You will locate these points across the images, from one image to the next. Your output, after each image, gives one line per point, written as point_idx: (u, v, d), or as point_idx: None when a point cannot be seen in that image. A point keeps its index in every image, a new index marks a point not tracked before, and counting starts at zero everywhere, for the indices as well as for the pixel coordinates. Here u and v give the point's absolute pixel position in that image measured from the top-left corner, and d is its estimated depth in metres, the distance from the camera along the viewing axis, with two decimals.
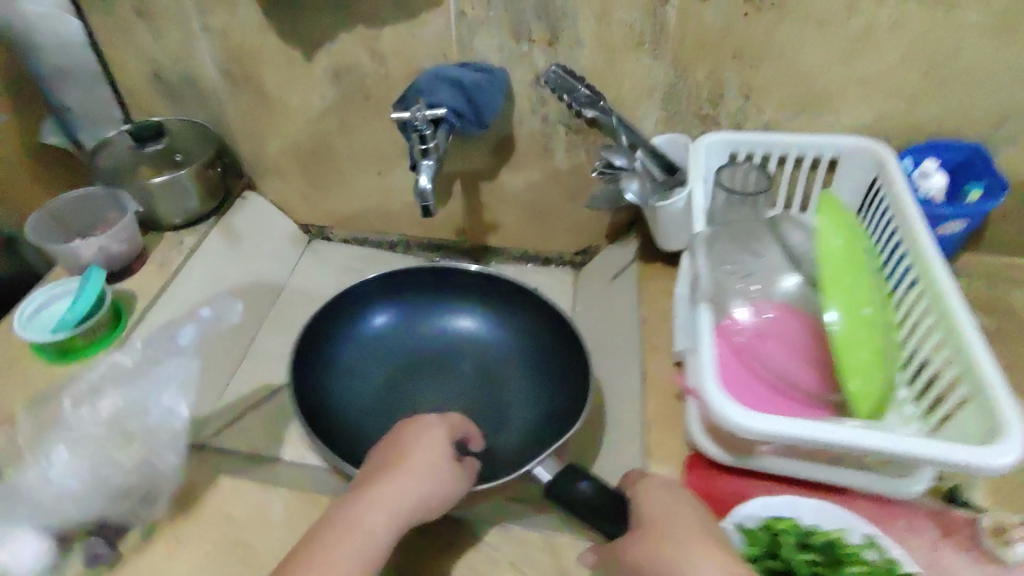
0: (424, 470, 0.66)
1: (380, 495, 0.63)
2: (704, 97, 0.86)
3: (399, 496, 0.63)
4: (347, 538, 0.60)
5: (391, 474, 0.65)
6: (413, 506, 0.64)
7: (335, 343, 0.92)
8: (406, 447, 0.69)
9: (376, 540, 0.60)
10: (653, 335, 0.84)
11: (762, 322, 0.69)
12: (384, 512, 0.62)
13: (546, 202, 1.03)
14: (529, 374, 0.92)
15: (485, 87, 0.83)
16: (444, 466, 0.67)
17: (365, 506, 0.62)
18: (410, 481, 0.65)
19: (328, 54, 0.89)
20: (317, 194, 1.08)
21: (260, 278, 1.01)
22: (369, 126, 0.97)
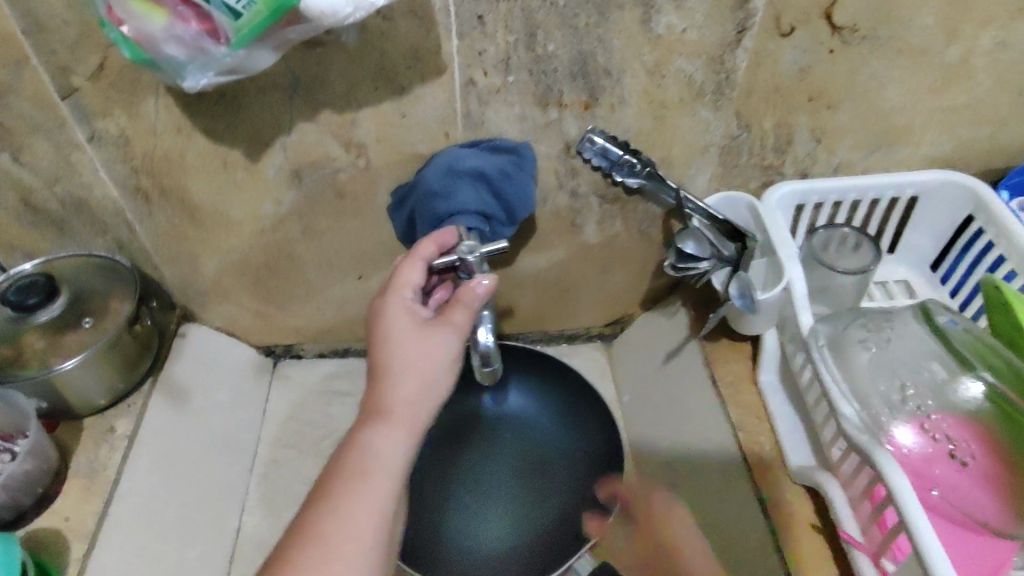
0: (416, 349, 0.52)
1: (378, 405, 0.50)
2: (767, 147, 0.70)
3: (401, 392, 0.51)
4: (367, 471, 0.47)
5: (379, 371, 0.51)
6: (419, 410, 0.51)
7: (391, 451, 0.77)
8: (381, 344, 0.53)
9: (392, 460, 0.48)
10: (757, 447, 0.68)
11: (939, 451, 0.53)
12: (390, 419, 0.50)
13: (573, 280, 0.83)
14: (572, 449, 0.80)
15: (515, 176, 0.64)
16: (428, 325, 0.53)
17: (366, 423, 0.50)
18: (402, 372, 0.51)
19: (285, 150, 0.65)
20: (275, 312, 0.82)
21: (225, 440, 0.77)
22: (342, 227, 0.73)
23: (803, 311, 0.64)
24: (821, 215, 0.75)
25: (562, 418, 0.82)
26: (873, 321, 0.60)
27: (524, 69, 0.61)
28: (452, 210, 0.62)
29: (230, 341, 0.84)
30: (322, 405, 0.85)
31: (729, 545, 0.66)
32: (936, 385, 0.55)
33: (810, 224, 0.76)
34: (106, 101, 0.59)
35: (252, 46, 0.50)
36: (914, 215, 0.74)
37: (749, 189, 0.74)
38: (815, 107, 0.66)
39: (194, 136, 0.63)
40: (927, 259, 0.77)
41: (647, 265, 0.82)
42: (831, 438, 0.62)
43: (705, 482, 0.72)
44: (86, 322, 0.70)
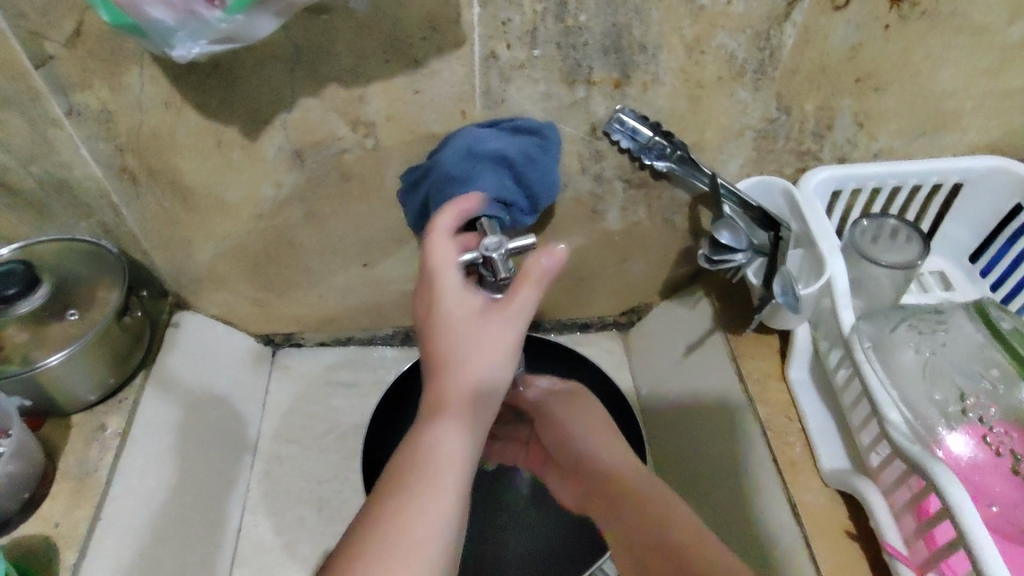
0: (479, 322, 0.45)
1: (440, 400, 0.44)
2: (807, 131, 0.65)
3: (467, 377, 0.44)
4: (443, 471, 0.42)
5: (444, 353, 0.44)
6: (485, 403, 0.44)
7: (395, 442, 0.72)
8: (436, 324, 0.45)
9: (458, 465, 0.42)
10: (788, 450, 0.64)
11: (998, 464, 0.50)
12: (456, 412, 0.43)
13: (590, 269, 0.78)
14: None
15: (540, 161, 0.59)
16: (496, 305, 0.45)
17: (435, 410, 0.43)
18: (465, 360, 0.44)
19: (286, 129, 0.59)
20: (273, 299, 0.77)
21: (221, 436, 0.73)
22: (346, 212, 0.67)
23: (845, 309, 0.60)
24: (858, 203, 0.70)
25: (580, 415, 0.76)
26: (924, 323, 0.57)
27: (551, 43, 0.55)
28: (471, 196, 0.55)
29: (224, 329, 0.79)
30: (325, 396, 0.81)
31: (758, 549, 0.63)
32: (997, 394, 0.52)
33: (845, 212, 0.72)
34: (87, 73, 0.53)
35: (252, 10, 0.44)
36: (956, 203, 0.70)
37: (783, 175, 0.69)
38: (861, 89, 0.61)
39: (185, 113, 0.57)
40: (966, 251, 0.73)
41: (669, 254, 0.77)
42: (870, 442, 0.58)
43: (730, 484, 0.68)
44: (71, 313, 0.64)
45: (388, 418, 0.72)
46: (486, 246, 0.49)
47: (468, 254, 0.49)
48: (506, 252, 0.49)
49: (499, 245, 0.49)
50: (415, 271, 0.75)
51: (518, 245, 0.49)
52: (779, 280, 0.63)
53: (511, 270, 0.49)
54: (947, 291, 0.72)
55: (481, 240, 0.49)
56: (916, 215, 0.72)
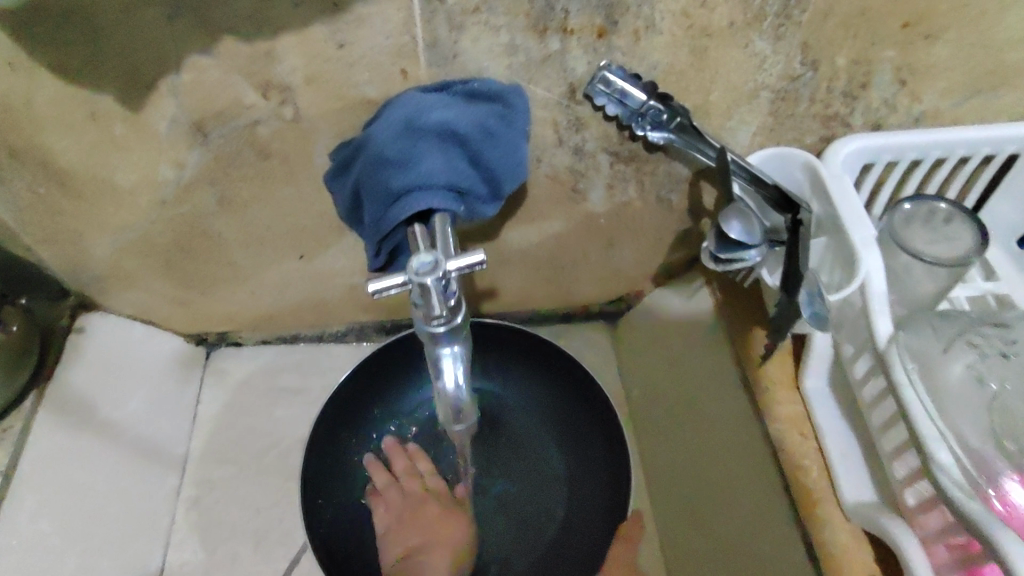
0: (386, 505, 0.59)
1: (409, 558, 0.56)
2: (836, 91, 0.52)
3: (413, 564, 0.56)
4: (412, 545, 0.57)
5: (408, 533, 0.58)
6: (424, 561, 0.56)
7: (340, 456, 0.61)
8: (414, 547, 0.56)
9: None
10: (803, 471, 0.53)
11: None
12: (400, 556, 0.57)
13: (571, 256, 0.66)
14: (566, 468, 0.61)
15: (499, 135, 0.46)
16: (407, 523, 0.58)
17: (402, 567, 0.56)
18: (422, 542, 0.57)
19: (177, 96, 0.47)
20: (196, 297, 0.65)
21: (141, 458, 0.63)
22: (269, 196, 0.55)
23: (880, 316, 0.48)
24: (891, 177, 0.58)
25: (559, 423, 0.63)
26: (986, 341, 0.47)
27: None
28: (410, 183, 0.43)
29: (145, 330, 0.67)
30: (266, 405, 0.70)
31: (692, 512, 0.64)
32: None
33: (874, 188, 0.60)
34: None
35: None
36: (1010, 178, 0.58)
37: (804, 145, 0.57)
38: (908, 37, 0.48)
39: (39, 75, 0.44)
40: (1018, 232, 0.61)
41: (665, 238, 0.65)
42: (904, 474, 0.48)
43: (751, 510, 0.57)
44: None
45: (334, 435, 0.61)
46: (414, 270, 0.36)
47: (394, 279, 0.36)
48: (446, 276, 0.36)
49: (435, 266, 0.36)
50: (364, 263, 0.63)
51: (462, 264, 0.37)
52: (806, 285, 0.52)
53: (447, 302, 0.37)
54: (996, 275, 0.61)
55: (411, 260, 0.36)
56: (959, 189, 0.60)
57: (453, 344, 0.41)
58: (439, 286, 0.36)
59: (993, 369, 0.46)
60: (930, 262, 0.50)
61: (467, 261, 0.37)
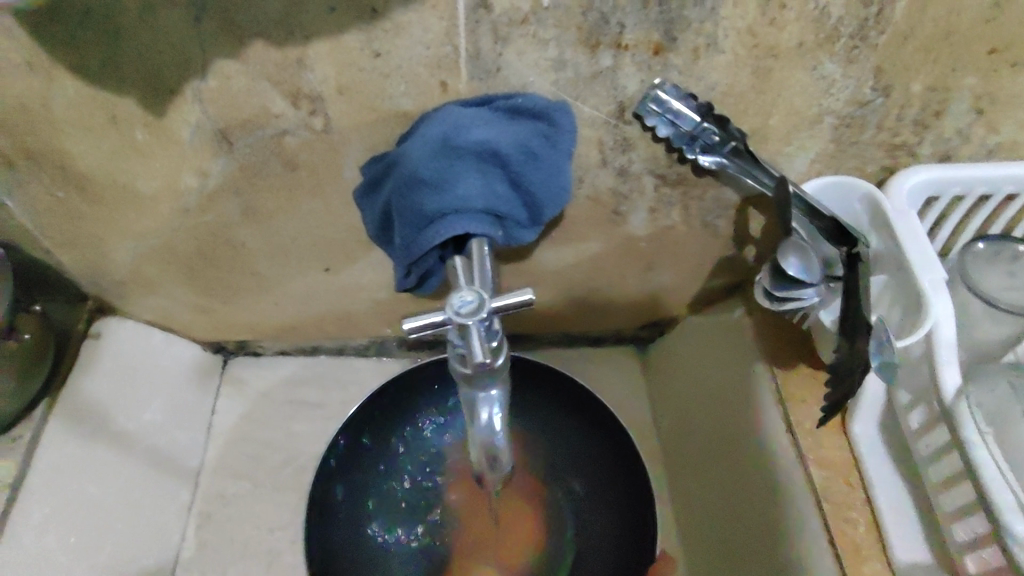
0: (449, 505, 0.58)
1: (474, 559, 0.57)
2: (907, 119, 0.48)
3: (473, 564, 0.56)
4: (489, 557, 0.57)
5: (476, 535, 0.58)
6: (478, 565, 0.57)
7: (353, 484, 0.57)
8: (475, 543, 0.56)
9: None
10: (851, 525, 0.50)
11: None
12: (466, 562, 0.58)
13: (606, 278, 0.63)
14: (594, 512, 0.57)
15: (541, 155, 0.43)
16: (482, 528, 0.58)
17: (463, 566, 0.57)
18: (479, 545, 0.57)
19: (201, 102, 0.44)
20: (217, 306, 0.63)
21: (155, 470, 0.60)
22: (295, 208, 0.52)
23: (949, 367, 0.44)
24: (958, 211, 0.54)
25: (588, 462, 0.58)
26: None
27: None
28: (444, 206, 0.40)
29: (164, 337, 0.65)
30: (284, 418, 0.67)
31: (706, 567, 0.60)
32: None
33: (938, 222, 0.56)
34: None
35: None
36: None
37: (865, 174, 0.53)
38: (993, 64, 0.44)
39: (59, 76, 0.42)
40: None
41: (707, 263, 0.61)
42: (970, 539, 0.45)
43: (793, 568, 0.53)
44: None
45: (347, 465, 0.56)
46: (455, 307, 0.33)
47: (432, 319, 0.33)
48: (487, 316, 0.34)
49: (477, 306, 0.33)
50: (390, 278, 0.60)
51: (506, 304, 0.34)
52: (872, 333, 0.46)
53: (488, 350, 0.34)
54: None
55: (451, 297, 0.33)
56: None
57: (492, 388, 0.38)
58: (481, 328, 0.34)
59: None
60: (1002, 309, 0.46)
61: (512, 302, 0.34)
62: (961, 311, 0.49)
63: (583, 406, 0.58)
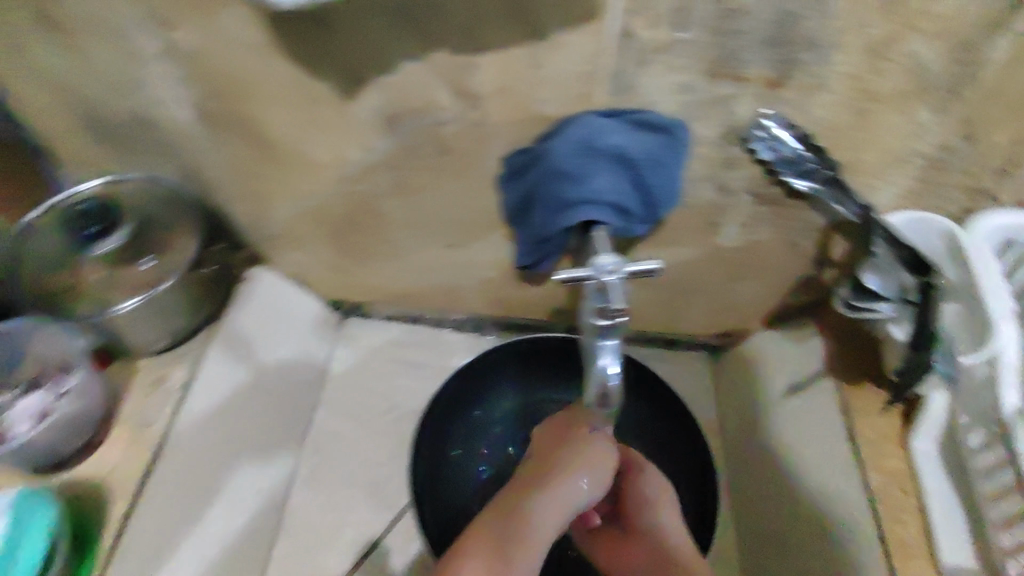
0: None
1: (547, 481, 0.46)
2: (989, 166, 0.54)
3: None
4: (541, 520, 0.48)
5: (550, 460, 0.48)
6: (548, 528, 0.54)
7: (452, 424, 0.67)
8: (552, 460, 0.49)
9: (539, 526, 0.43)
10: (897, 522, 0.55)
11: None
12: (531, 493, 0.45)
13: (691, 282, 0.70)
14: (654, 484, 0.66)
15: (664, 163, 0.51)
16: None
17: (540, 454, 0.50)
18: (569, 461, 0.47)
19: (384, 92, 0.53)
20: (350, 266, 0.73)
21: (282, 402, 0.70)
22: (436, 187, 0.62)
23: (1008, 387, 0.49)
24: None
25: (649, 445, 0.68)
26: None
27: (703, 26, 0.46)
28: (582, 197, 0.48)
29: (296, 291, 0.75)
30: (390, 374, 0.77)
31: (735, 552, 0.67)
32: None
33: None
34: (186, 9, 0.48)
35: None
36: None
37: (944, 212, 0.59)
38: None
39: (280, 61, 0.52)
40: None
41: (785, 279, 0.68)
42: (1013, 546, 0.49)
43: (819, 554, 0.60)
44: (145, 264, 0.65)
45: (450, 409, 0.67)
46: (601, 263, 0.43)
47: (583, 269, 0.42)
48: (623, 275, 0.43)
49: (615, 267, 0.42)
50: (501, 258, 0.69)
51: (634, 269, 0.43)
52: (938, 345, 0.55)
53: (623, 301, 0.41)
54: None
55: (596, 258, 0.43)
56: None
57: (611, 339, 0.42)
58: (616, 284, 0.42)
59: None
60: None
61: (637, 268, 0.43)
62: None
63: (660, 396, 0.68)
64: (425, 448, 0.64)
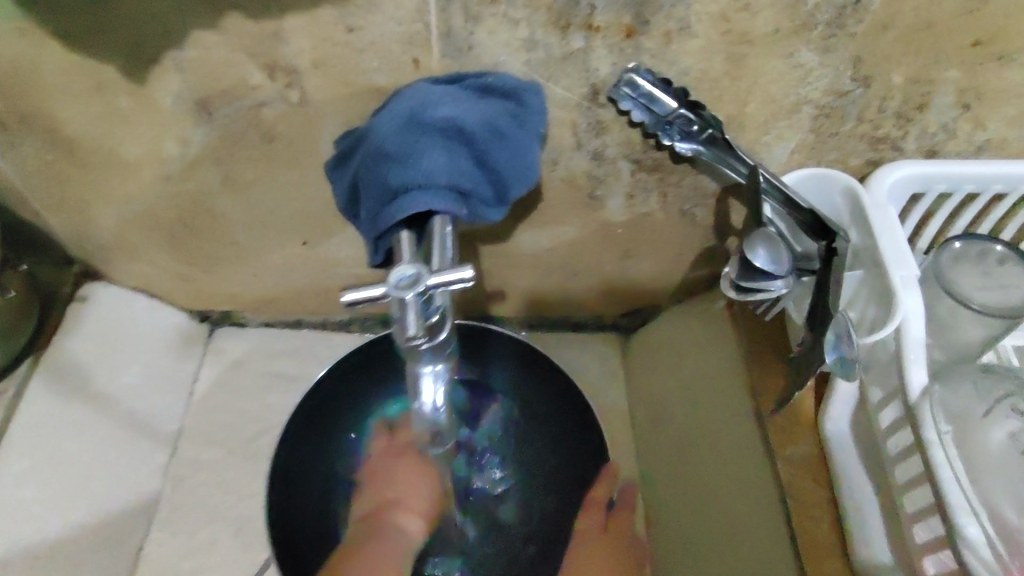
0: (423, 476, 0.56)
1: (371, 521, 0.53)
2: (890, 112, 0.47)
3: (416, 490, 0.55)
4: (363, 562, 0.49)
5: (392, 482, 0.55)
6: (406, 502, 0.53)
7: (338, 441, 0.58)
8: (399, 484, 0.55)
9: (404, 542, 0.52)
10: (802, 506, 0.49)
11: None
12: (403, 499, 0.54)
13: (585, 261, 0.64)
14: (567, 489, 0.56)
15: (509, 135, 0.44)
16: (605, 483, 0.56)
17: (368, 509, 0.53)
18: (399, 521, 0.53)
19: (180, 71, 0.45)
20: (200, 274, 0.66)
21: (131, 432, 0.67)
22: (271, 178, 0.54)
23: (913, 365, 0.43)
24: (944, 209, 0.52)
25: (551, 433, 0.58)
26: None
27: None
28: (409, 181, 0.40)
29: (148, 305, 0.70)
30: (259, 391, 0.71)
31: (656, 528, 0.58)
32: None
33: (923, 221, 0.54)
34: None
35: None
36: None
37: (847, 167, 0.52)
38: (977, 58, 0.43)
39: (47, 43, 0.43)
40: None
41: (688, 253, 0.61)
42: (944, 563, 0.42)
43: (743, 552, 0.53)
44: None
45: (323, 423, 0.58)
46: (396, 282, 0.34)
47: (372, 289, 0.34)
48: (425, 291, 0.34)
49: (416, 279, 0.34)
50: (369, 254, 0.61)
51: (445, 280, 0.34)
52: (832, 327, 0.45)
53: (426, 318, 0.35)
54: (1005, 327, 0.47)
55: (390, 273, 0.34)
56: (967, 245, 0.47)
57: (435, 364, 0.39)
58: (419, 304, 0.35)
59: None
60: (995, 323, 0.46)
61: (451, 278, 0.35)
62: (940, 315, 0.48)
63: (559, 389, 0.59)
64: (302, 464, 0.56)
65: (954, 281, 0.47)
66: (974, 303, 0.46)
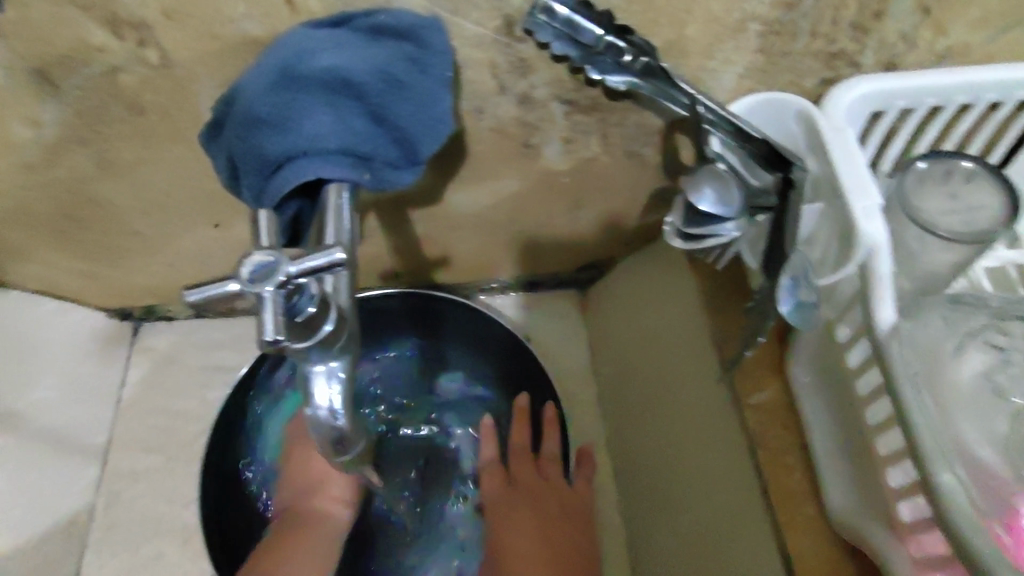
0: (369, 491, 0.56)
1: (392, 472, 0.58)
2: (846, 21, 0.41)
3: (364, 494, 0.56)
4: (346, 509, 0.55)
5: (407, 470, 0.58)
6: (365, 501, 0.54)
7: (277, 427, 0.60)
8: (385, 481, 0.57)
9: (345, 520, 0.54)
10: (771, 456, 0.45)
11: None
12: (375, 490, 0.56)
13: (530, 217, 0.58)
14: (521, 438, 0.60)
15: (408, 81, 0.37)
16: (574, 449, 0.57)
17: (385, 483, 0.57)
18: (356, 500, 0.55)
19: (2, 37, 0.37)
20: (106, 270, 0.59)
21: (54, 449, 0.61)
22: (154, 156, 0.47)
23: (884, 302, 0.38)
24: (907, 126, 0.48)
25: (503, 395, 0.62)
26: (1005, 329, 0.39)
27: None
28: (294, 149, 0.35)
29: (57, 306, 0.62)
30: (192, 390, 0.65)
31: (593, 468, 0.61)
32: None
33: (885, 140, 0.50)
34: None
35: None
36: None
37: (802, 90, 0.47)
38: None
39: None
40: None
41: (639, 197, 0.56)
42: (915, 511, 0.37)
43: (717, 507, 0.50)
44: None
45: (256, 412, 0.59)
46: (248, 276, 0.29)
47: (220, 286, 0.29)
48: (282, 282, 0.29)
49: (272, 269, 0.29)
50: None
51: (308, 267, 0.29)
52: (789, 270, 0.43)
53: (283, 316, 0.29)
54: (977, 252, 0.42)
55: (243, 263, 0.29)
56: (933, 165, 0.43)
57: (328, 361, 0.34)
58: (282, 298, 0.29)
59: (1017, 381, 0.37)
60: (965, 249, 0.42)
61: (322, 264, 0.29)
62: (903, 244, 0.43)
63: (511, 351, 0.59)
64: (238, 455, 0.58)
65: (916, 207, 0.42)
66: (940, 229, 0.41)
